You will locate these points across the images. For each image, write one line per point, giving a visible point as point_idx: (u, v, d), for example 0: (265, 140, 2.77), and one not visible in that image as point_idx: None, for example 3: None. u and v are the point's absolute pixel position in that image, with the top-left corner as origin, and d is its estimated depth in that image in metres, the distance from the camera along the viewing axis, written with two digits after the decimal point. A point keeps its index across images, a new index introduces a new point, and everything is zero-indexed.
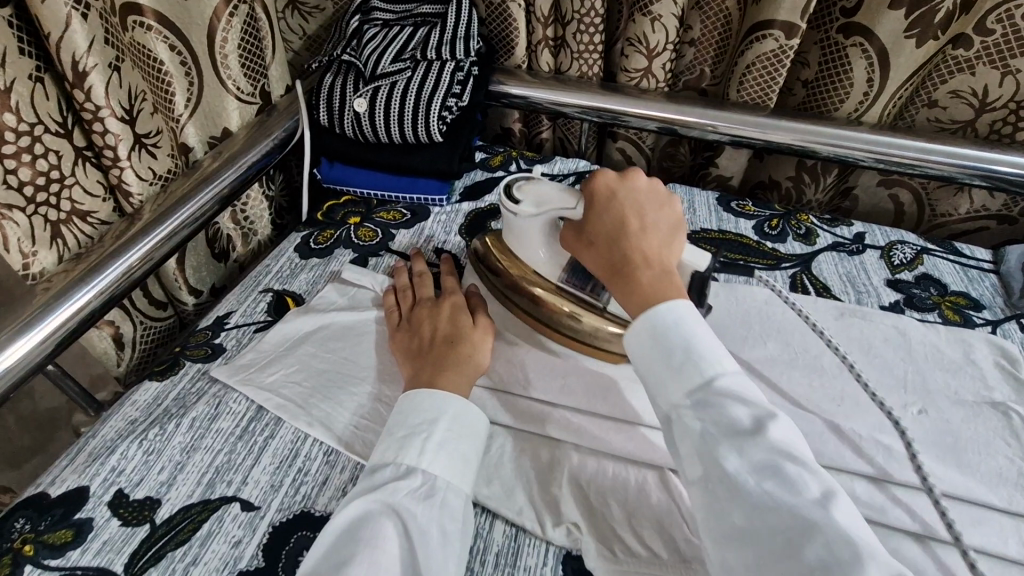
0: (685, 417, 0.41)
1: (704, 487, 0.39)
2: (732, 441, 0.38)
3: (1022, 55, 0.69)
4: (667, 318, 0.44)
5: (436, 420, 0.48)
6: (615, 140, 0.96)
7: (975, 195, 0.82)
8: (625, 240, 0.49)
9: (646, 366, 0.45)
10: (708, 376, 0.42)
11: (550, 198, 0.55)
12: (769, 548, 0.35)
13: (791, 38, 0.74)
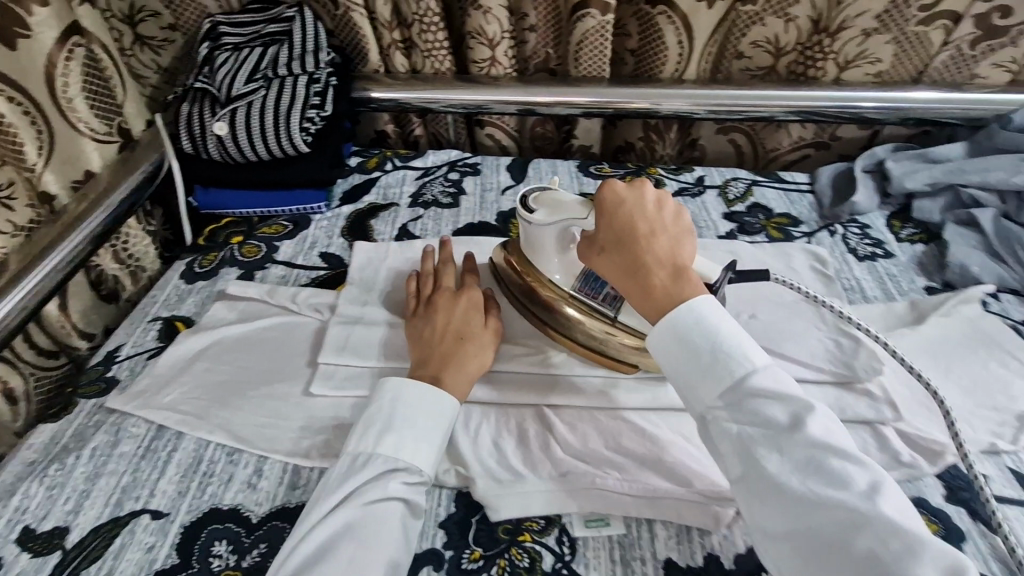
0: (720, 418, 0.45)
1: (746, 485, 0.44)
2: (769, 440, 0.43)
3: (795, 3, 0.80)
4: (689, 323, 0.48)
5: (393, 417, 0.52)
6: (483, 128, 1.02)
7: (791, 130, 0.95)
8: (644, 244, 0.51)
9: (674, 369, 0.48)
10: (738, 377, 0.45)
11: (565, 204, 0.57)
12: (823, 539, 0.40)
13: (606, 13, 0.82)
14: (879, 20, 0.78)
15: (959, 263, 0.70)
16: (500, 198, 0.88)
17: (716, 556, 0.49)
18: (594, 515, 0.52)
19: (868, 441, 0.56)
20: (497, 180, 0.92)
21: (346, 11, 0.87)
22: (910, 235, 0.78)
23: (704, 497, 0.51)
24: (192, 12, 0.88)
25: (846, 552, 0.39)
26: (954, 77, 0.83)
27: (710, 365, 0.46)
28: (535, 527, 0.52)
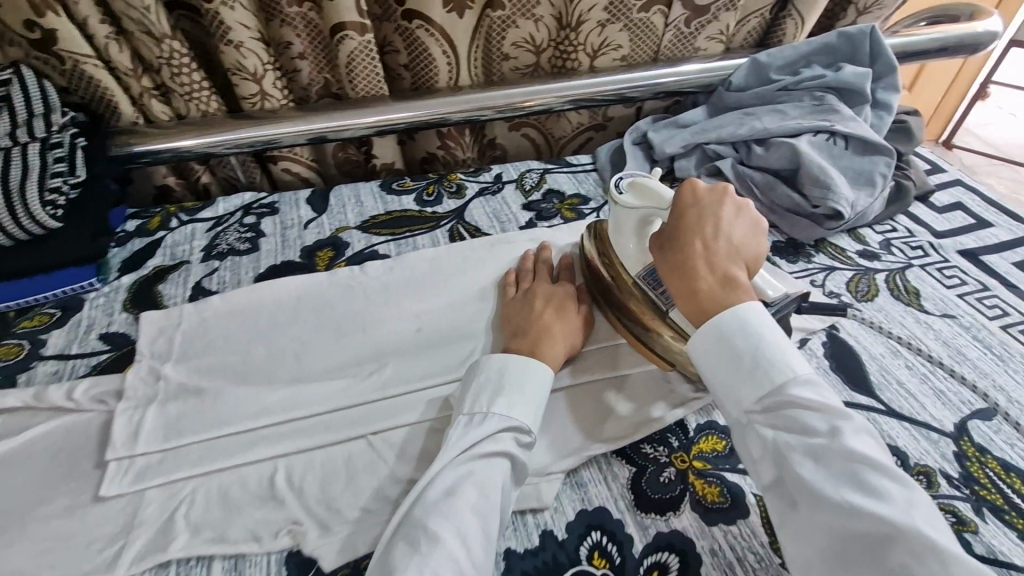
0: (757, 423, 0.49)
1: (781, 491, 0.46)
2: (807, 449, 0.45)
3: (537, 4, 0.86)
4: (735, 325, 0.51)
5: (503, 380, 0.55)
6: (277, 163, 0.96)
7: (571, 117, 1.04)
8: (686, 251, 0.56)
9: (714, 368, 0.52)
10: (778, 386, 0.48)
11: (658, 198, 0.61)
12: (855, 547, 0.41)
13: (365, 34, 0.83)
14: (608, 12, 0.87)
15: None
16: (303, 232, 0.85)
17: (550, 531, 0.51)
18: None
19: (662, 385, 0.62)
20: (298, 215, 0.88)
21: (75, 64, 0.77)
22: None
23: (532, 478, 0.54)
24: None
25: (880, 562, 0.40)
26: (682, 51, 0.96)
27: (752, 370, 0.49)
28: None
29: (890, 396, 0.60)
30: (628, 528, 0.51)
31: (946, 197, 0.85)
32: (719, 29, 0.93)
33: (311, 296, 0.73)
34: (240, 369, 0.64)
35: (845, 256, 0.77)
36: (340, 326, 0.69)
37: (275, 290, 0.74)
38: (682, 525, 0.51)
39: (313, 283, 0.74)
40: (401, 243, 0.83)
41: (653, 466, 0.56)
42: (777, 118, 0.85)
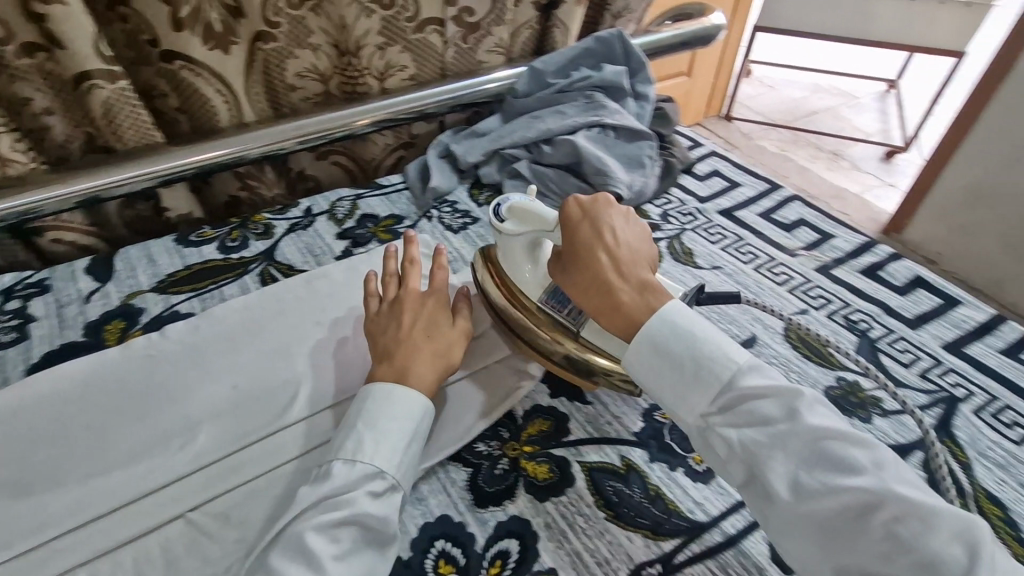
0: (717, 424, 0.49)
1: (755, 490, 0.47)
2: (773, 441, 0.46)
3: (310, 34, 0.86)
4: (661, 329, 0.52)
5: (355, 422, 0.51)
6: (43, 235, 0.84)
7: (376, 139, 1.04)
8: (596, 264, 0.56)
9: (653, 376, 0.52)
10: (727, 381, 0.49)
11: (544, 221, 0.61)
12: (844, 528, 0.42)
13: (117, 81, 0.76)
14: (383, 36, 0.89)
15: None
16: (84, 307, 0.75)
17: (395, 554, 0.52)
18: None
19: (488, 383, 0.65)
20: (76, 288, 0.78)
21: None
22: (487, 196, 0.94)
23: None
24: None
25: (869, 533, 0.41)
26: (468, 65, 1.01)
27: (694, 373, 0.50)
28: None
29: None
30: (469, 527, 0.53)
31: (705, 167, 1.00)
32: (495, 43, 1.00)
33: (100, 379, 0.64)
34: (16, 480, 0.56)
35: None
36: (138, 405, 0.62)
37: (45, 378, 0.64)
38: (518, 509, 0.54)
39: (100, 362, 0.66)
40: (208, 296, 0.78)
41: (488, 461, 0.58)
42: (558, 118, 0.93)
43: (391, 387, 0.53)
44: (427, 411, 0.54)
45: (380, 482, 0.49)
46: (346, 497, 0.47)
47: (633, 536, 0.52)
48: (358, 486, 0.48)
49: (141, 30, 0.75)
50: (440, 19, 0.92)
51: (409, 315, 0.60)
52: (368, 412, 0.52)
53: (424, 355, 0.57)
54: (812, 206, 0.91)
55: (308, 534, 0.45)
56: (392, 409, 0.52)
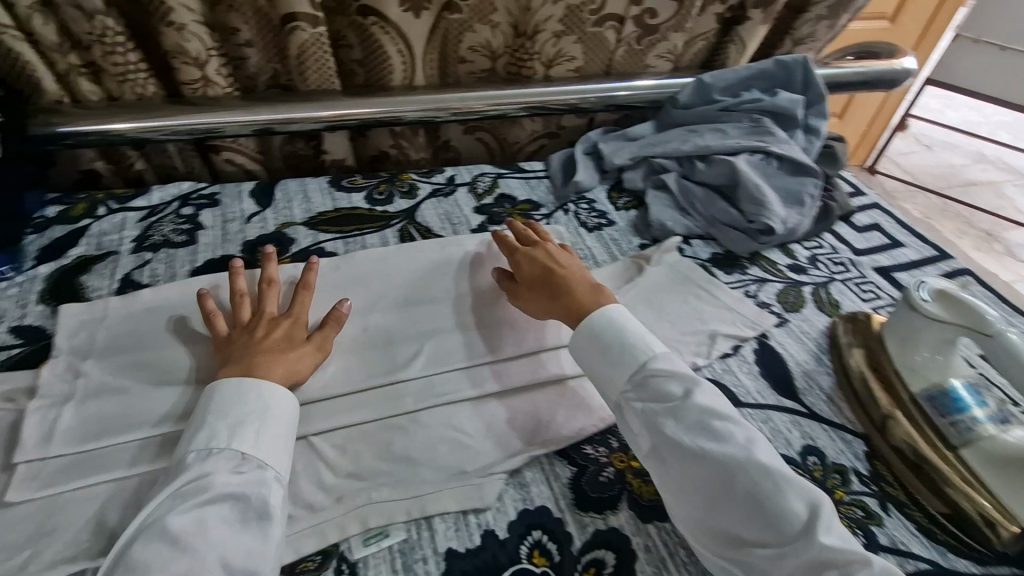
0: (632, 403, 0.56)
1: (656, 458, 0.53)
2: (667, 410, 0.53)
3: (495, 11, 0.87)
4: (604, 321, 0.61)
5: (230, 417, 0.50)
6: (219, 153, 0.92)
7: (524, 123, 1.05)
8: (553, 276, 0.67)
9: (596, 363, 0.60)
10: (643, 363, 0.57)
11: (979, 319, 0.58)
12: (716, 491, 0.49)
13: (318, 26, 0.81)
14: (563, 24, 0.89)
15: (658, 221, 0.85)
16: (245, 226, 0.82)
17: (492, 531, 0.52)
18: (373, 530, 0.51)
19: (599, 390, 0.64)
20: (241, 209, 0.85)
21: None
22: (626, 202, 0.91)
23: (475, 478, 0.54)
24: None
25: (731, 498, 0.48)
26: (633, 67, 0.99)
27: (621, 356, 0.58)
28: (311, 565, 0.49)
29: (812, 399, 0.66)
30: (567, 526, 0.53)
31: (865, 219, 0.93)
32: (668, 49, 0.97)
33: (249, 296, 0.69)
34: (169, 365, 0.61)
35: (776, 269, 0.82)
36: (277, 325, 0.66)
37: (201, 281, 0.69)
38: (619, 523, 0.53)
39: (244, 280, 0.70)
40: (350, 240, 0.81)
41: (593, 465, 0.57)
42: (718, 137, 0.89)
43: (238, 382, 0.52)
44: (267, 408, 0.52)
45: (234, 458, 0.48)
46: (205, 481, 0.46)
47: None
48: (220, 470, 0.47)
49: None
50: (621, 16, 0.90)
51: (301, 313, 0.63)
52: (218, 406, 0.51)
53: (294, 359, 0.58)
54: (986, 287, 0.81)
55: (162, 529, 0.43)
56: (253, 391, 0.52)
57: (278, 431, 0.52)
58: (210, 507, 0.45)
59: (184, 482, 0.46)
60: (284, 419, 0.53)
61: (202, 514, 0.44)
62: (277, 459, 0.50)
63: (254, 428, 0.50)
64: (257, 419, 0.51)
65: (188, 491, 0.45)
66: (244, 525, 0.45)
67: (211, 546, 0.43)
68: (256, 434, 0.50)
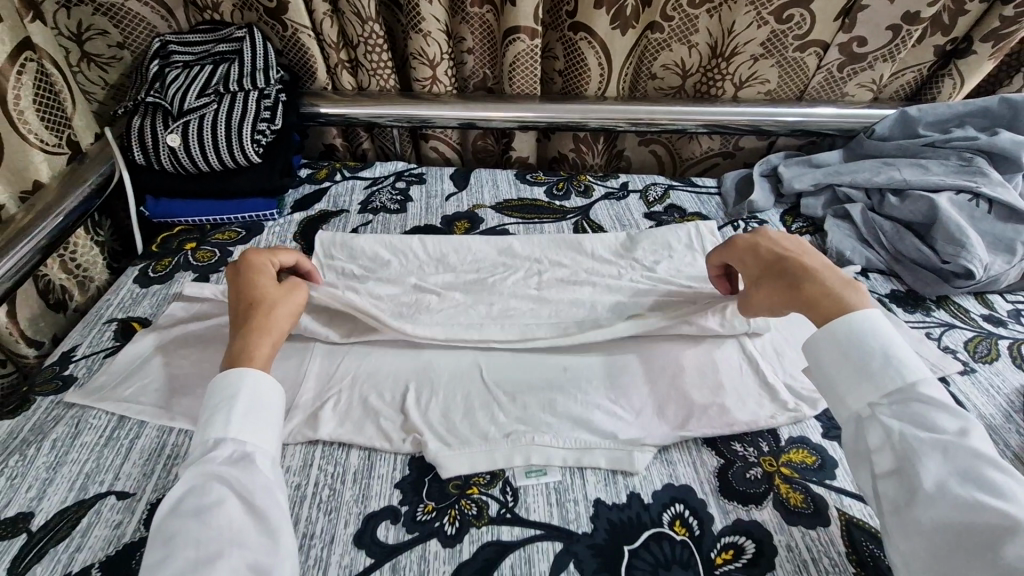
0: (881, 415, 0.51)
1: (899, 477, 0.48)
2: (935, 440, 0.47)
3: (695, 33, 0.92)
4: (855, 329, 0.54)
5: (222, 402, 0.53)
6: (428, 141, 1.08)
7: (702, 141, 1.06)
8: (792, 278, 0.60)
9: (840, 372, 0.54)
10: (908, 385, 0.51)
11: None
12: (969, 538, 0.43)
13: (534, 39, 0.92)
14: (764, 48, 0.91)
15: (835, 249, 0.83)
16: (444, 203, 0.96)
17: (637, 494, 0.57)
18: (535, 467, 0.59)
19: (756, 397, 0.65)
20: (441, 188, 0.99)
21: (295, 32, 0.92)
22: (800, 226, 0.90)
23: (628, 446, 0.60)
24: (141, 32, 0.92)
25: (993, 552, 0.42)
26: (829, 94, 0.97)
27: (880, 371, 0.52)
28: (482, 481, 0.58)
29: (994, 454, 0.60)
30: (710, 508, 0.56)
31: None
32: (871, 78, 0.94)
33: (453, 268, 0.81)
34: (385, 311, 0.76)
35: (969, 316, 0.76)
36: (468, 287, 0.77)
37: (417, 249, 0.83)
38: (762, 518, 0.55)
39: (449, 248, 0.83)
40: (529, 226, 0.91)
41: (741, 462, 0.60)
42: (919, 171, 0.85)
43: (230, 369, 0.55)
44: (256, 378, 0.55)
45: (228, 448, 0.51)
46: (203, 468, 0.50)
47: None
48: (215, 458, 0.51)
49: (567, 2, 0.89)
50: (826, 43, 0.90)
51: (261, 273, 0.64)
52: (215, 391, 0.54)
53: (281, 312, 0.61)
54: None
55: (178, 512, 0.47)
56: (231, 378, 0.54)
57: (269, 406, 0.55)
58: (223, 482, 0.49)
59: (192, 474, 0.49)
60: (258, 395, 0.55)
61: (212, 494, 0.48)
62: (256, 440, 0.53)
63: (227, 411, 0.53)
64: (229, 404, 0.53)
65: (194, 481, 0.49)
66: (251, 506, 0.48)
67: (226, 523, 0.46)
68: (228, 421, 0.52)
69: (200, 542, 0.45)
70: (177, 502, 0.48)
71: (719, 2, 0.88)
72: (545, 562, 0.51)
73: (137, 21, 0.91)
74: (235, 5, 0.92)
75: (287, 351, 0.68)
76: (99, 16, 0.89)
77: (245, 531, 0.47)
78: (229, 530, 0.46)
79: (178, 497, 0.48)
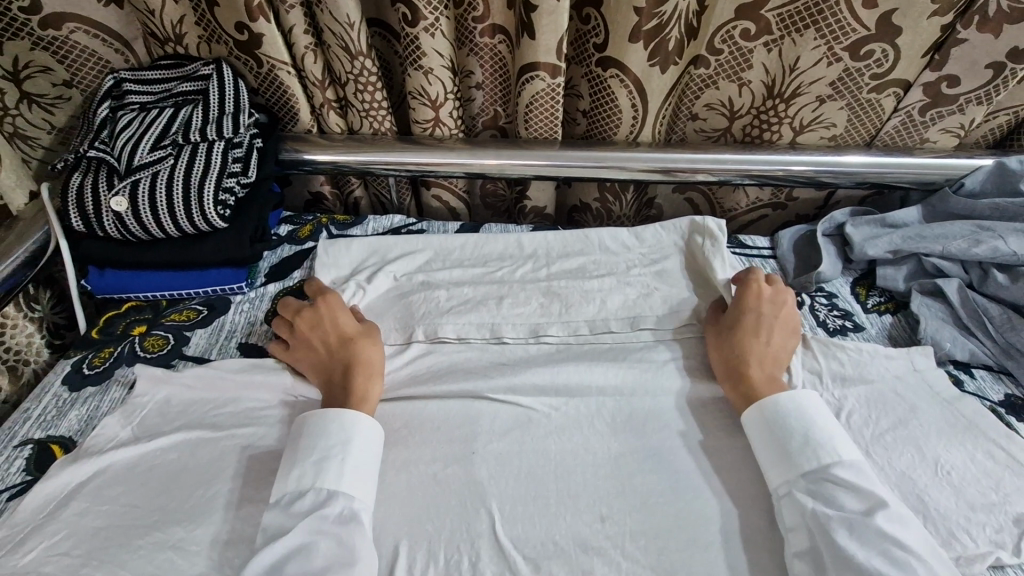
0: (796, 493, 0.51)
1: (811, 561, 0.48)
2: (843, 518, 0.48)
3: (748, 68, 0.77)
4: (777, 412, 0.56)
5: (329, 452, 0.53)
6: (429, 189, 0.93)
7: (749, 191, 0.91)
8: (743, 346, 0.62)
9: (763, 446, 0.55)
10: (823, 465, 0.51)
11: None
12: None
13: (556, 77, 0.77)
14: (832, 88, 0.76)
15: (930, 340, 0.67)
16: None
17: None
18: None
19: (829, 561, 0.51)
20: None
21: (271, 69, 0.77)
22: (877, 303, 0.75)
23: None
24: (92, 68, 0.78)
25: None
26: (905, 140, 0.82)
27: (799, 448, 0.53)
28: None
29: None
30: None
31: None
32: (960, 123, 0.78)
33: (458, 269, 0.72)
34: None
35: None
36: (478, 281, 0.73)
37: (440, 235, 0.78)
38: None
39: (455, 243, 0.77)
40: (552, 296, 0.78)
41: None
42: None
43: (326, 413, 0.55)
44: (365, 432, 0.55)
45: (337, 503, 0.50)
46: (313, 516, 0.49)
47: None
48: (326, 513, 0.50)
49: (596, 33, 0.74)
50: (909, 82, 0.74)
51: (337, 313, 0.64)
52: (309, 435, 0.54)
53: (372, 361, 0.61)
54: None
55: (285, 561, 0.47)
56: (334, 423, 0.54)
57: (374, 460, 0.54)
58: (337, 535, 0.49)
59: (304, 525, 0.49)
60: (366, 449, 0.54)
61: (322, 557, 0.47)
62: (364, 500, 0.52)
63: (339, 463, 0.52)
64: (341, 452, 0.53)
65: (308, 522, 0.49)
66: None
67: None
68: (341, 472, 0.52)
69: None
70: (290, 551, 0.48)
71: (781, 34, 0.73)
72: None
73: (86, 56, 0.77)
74: (201, 36, 0.77)
75: (245, 494, 0.53)
76: (39, 51, 0.75)
77: None
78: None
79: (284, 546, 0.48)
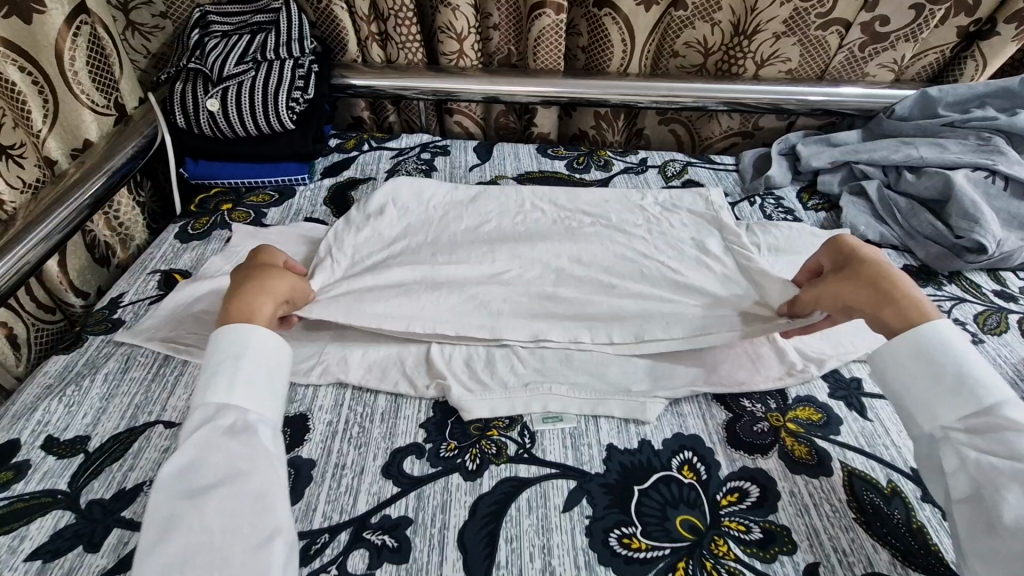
0: (959, 438, 0.49)
1: (972, 505, 0.47)
2: (1017, 470, 0.45)
3: (718, 10, 0.93)
4: (930, 346, 0.52)
5: (224, 365, 0.53)
6: (452, 116, 1.11)
7: (722, 120, 1.08)
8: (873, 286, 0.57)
9: (913, 387, 0.52)
10: (989, 407, 0.49)
11: None
12: None
13: (560, 14, 0.94)
14: (786, 25, 0.92)
15: (850, 224, 0.85)
16: (467, 173, 0.99)
17: (648, 440, 0.59)
18: (551, 413, 0.61)
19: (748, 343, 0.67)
20: (465, 159, 1.02)
21: (328, 4, 0.95)
22: (817, 203, 0.92)
23: (641, 397, 0.62)
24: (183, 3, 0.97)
25: None
26: (849, 74, 0.98)
27: (960, 391, 0.50)
28: (501, 425, 0.60)
29: None
30: (717, 456, 0.58)
31: None
32: (894, 58, 0.95)
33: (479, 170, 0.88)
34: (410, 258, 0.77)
35: (979, 291, 0.77)
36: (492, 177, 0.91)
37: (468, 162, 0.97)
38: (768, 466, 0.57)
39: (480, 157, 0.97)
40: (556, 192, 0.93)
41: (749, 416, 0.61)
42: (935, 150, 0.86)
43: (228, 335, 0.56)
44: (261, 342, 0.56)
45: (230, 418, 0.51)
46: (208, 432, 0.50)
47: (879, 548, 0.51)
48: (216, 426, 0.51)
49: None
50: (848, 22, 0.91)
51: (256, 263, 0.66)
52: (206, 358, 0.55)
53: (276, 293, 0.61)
54: None
55: (182, 479, 0.47)
56: (228, 341, 0.55)
57: (276, 369, 0.56)
58: (232, 444, 0.50)
59: (195, 440, 0.50)
60: (264, 362, 0.55)
61: (224, 475, 0.48)
62: (257, 411, 0.53)
63: (231, 375, 0.53)
64: (234, 364, 0.54)
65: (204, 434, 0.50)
66: (254, 492, 0.47)
67: (233, 500, 0.46)
68: (230, 384, 0.53)
69: (231, 511, 0.46)
70: (187, 465, 0.48)
71: None
72: (561, 497, 0.54)
73: None
74: None
75: None
76: None
77: (238, 516, 0.46)
78: (250, 489, 0.47)
79: (177, 466, 0.48)
